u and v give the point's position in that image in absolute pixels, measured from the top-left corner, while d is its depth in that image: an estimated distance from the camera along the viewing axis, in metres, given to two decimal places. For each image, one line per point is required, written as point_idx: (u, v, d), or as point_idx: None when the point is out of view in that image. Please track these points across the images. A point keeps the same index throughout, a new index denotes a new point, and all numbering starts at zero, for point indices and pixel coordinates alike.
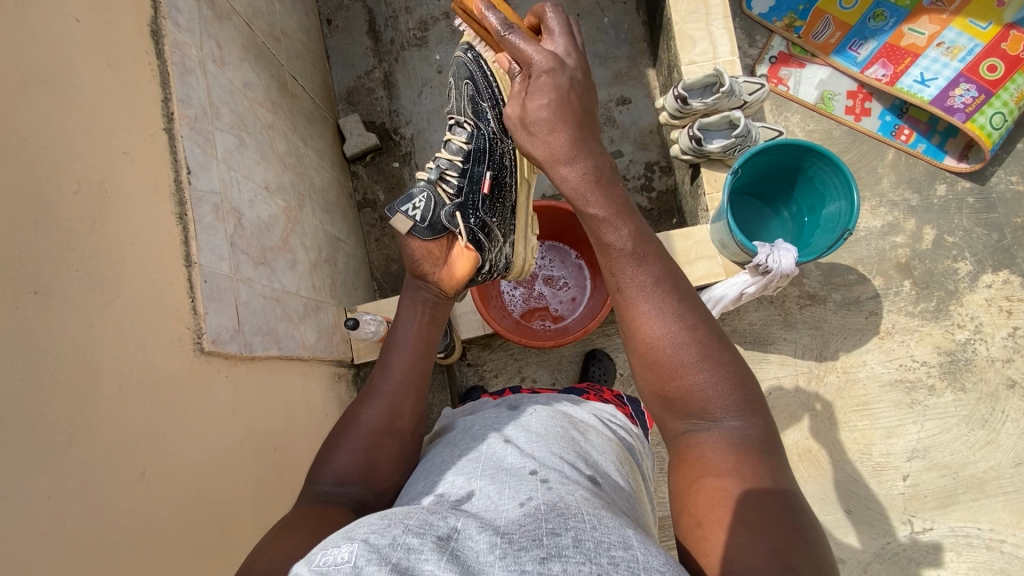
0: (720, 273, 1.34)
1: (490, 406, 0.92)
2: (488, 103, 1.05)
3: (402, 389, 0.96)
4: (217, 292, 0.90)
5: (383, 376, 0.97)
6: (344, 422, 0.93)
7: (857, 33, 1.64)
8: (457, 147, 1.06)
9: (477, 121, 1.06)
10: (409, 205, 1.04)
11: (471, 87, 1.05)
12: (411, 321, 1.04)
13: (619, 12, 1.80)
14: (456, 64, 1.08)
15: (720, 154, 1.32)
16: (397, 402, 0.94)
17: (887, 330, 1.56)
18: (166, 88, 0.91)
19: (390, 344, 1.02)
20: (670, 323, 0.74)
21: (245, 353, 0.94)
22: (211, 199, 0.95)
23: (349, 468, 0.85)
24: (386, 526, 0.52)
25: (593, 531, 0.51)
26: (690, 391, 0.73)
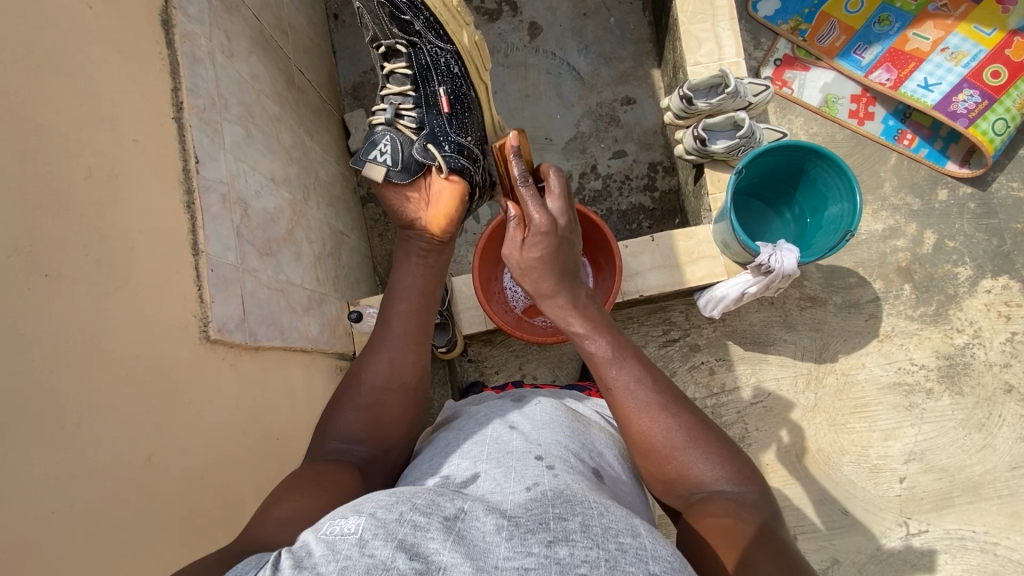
0: (722, 274, 1.35)
1: (494, 398, 0.92)
2: (410, 14, 1.07)
3: (403, 345, 0.95)
4: (223, 281, 0.90)
5: (383, 333, 0.97)
6: (347, 382, 0.93)
7: (862, 37, 1.65)
8: (402, 76, 1.12)
9: (409, 42, 1.09)
10: (377, 153, 1.08)
11: (389, 9, 1.06)
12: (408, 273, 1.03)
13: (625, 12, 1.81)
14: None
15: (724, 154, 1.33)
16: (398, 358, 0.94)
17: (886, 333, 1.57)
18: (175, 78, 0.91)
19: (387, 300, 1.01)
20: (659, 418, 0.76)
21: (250, 342, 0.95)
22: (219, 189, 0.95)
23: (355, 427, 0.86)
24: (393, 503, 0.52)
25: (601, 517, 0.52)
26: (688, 471, 0.75)
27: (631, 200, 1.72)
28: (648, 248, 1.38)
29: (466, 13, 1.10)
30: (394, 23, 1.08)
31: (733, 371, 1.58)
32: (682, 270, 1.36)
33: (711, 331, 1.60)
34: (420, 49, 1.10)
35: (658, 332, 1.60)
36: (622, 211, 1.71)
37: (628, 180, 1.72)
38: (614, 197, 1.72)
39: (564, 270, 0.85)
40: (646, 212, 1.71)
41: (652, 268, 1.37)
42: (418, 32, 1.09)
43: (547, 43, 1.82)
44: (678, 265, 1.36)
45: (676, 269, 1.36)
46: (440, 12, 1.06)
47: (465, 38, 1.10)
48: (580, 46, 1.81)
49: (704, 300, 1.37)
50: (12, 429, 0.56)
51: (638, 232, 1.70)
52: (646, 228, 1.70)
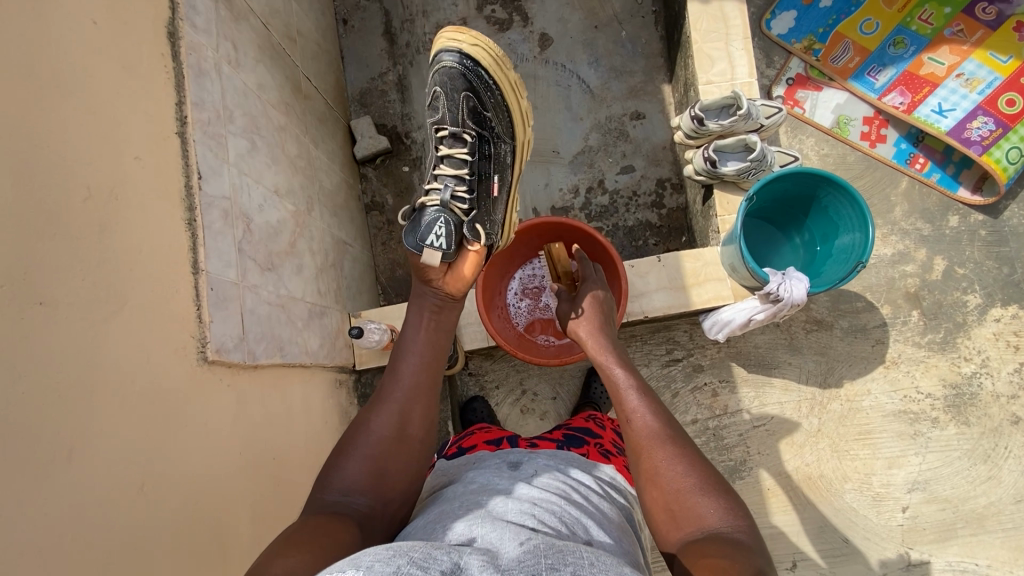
0: (728, 297, 1.33)
1: (491, 458, 0.90)
2: (493, 112, 1.05)
3: (410, 397, 0.95)
4: (222, 299, 0.89)
5: (392, 384, 0.96)
6: (353, 431, 0.91)
7: (876, 59, 1.63)
8: (461, 160, 1.07)
9: (477, 134, 1.07)
10: (429, 228, 1.03)
11: (471, 98, 1.03)
12: (418, 328, 1.03)
13: (637, 26, 1.79)
14: (437, 79, 1.04)
15: (734, 177, 1.32)
16: (405, 412, 0.93)
17: (893, 360, 1.55)
18: (180, 91, 0.90)
19: (399, 351, 1.01)
20: (668, 450, 0.84)
21: (248, 362, 0.93)
22: (221, 204, 0.94)
23: (358, 478, 0.84)
24: (390, 556, 0.51)
25: (591, 567, 0.51)
26: (687, 502, 0.78)
27: (638, 216, 1.70)
28: (654, 268, 1.36)
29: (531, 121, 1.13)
30: (473, 116, 1.05)
31: (736, 393, 1.56)
32: (688, 292, 1.34)
33: (715, 353, 1.58)
34: (486, 143, 1.08)
35: (661, 352, 1.58)
36: (628, 228, 1.70)
37: (635, 196, 1.71)
38: (620, 212, 1.70)
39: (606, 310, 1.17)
40: (652, 228, 1.69)
41: (658, 289, 1.36)
42: (489, 129, 1.07)
43: (557, 55, 1.80)
44: (684, 287, 1.34)
45: (682, 291, 1.35)
46: (515, 114, 1.08)
47: (527, 139, 1.12)
48: (590, 59, 1.79)
49: (710, 323, 1.35)
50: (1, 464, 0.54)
51: (643, 249, 1.68)
52: (652, 245, 1.68)
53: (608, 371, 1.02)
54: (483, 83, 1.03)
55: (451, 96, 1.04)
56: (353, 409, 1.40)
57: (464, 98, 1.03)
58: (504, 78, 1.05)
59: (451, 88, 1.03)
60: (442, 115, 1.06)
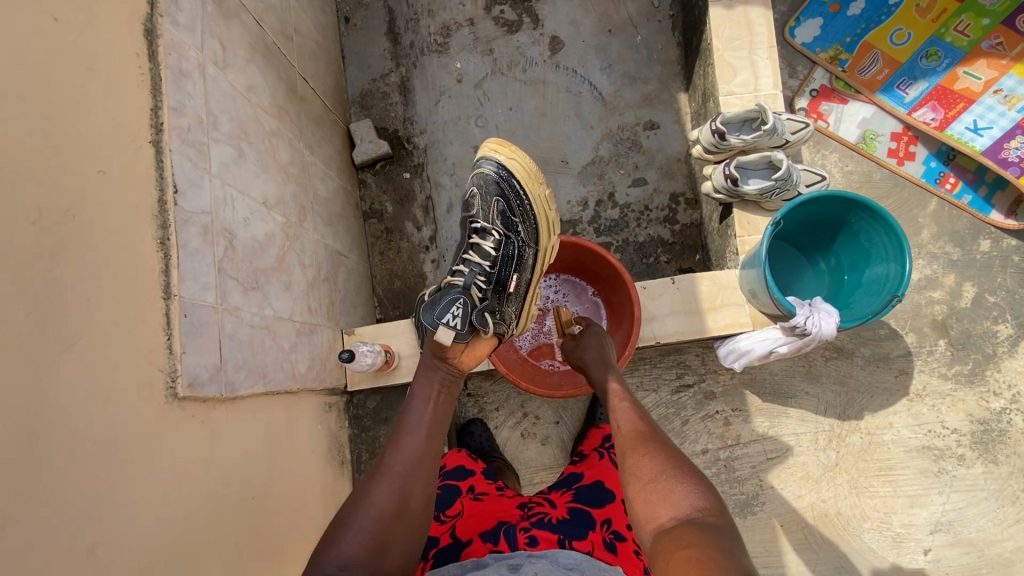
0: (746, 324, 1.24)
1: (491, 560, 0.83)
2: (520, 217, 1.09)
3: (414, 468, 0.89)
4: (198, 325, 0.81)
5: (394, 453, 0.90)
6: (351, 502, 0.85)
7: (907, 71, 1.55)
8: (485, 252, 1.09)
9: (505, 234, 1.09)
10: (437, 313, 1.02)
11: (501, 202, 1.09)
12: (425, 400, 0.97)
13: (653, 30, 1.70)
14: (475, 182, 1.12)
15: (756, 196, 1.23)
16: (409, 482, 0.87)
17: (917, 392, 1.46)
18: (156, 96, 0.82)
19: (404, 421, 0.95)
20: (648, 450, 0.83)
21: (225, 393, 0.85)
22: (199, 220, 0.86)
23: (355, 552, 0.78)
24: None
25: None
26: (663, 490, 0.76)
27: (650, 231, 1.61)
28: (668, 290, 1.27)
29: (557, 232, 1.16)
30: (502, 216, 1.09)
31: (750, 423, 1.47)
32: (703, 317, 1.26)
33: (729, 379, 1.49)
34: (513, 244, 1.09)
35: (671, 376, 1.49)
36: (639, 243, 1.61)
37: (647, 211, 1.62)
38: (631, 227, 1.62)
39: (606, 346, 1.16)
40: (664, 245, 1.60)
41: (671, 313, 1.27)
42: (518, 232, 1.10)
43: (568, 59, 1.72)
44: (700, 312, 1.26)
45: (696, 316, 1.26)
46: (542, 223, 1.11)
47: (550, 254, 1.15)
48: (603, 65, 1.70)
49: (726, 351, 1.26)
50: None
51: (655, 267, 1.60)
52: (664, 263, 1.60)
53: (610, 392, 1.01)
54: (515, 191, 1.10)
55: (484, 198, 1.10)
56: (343, 432, 1.32)
57: (496, 199, 1.09)
58: (534, 188, 1.12)
59: (487, 191, 1.10)
60: (475, 212, 1.11)
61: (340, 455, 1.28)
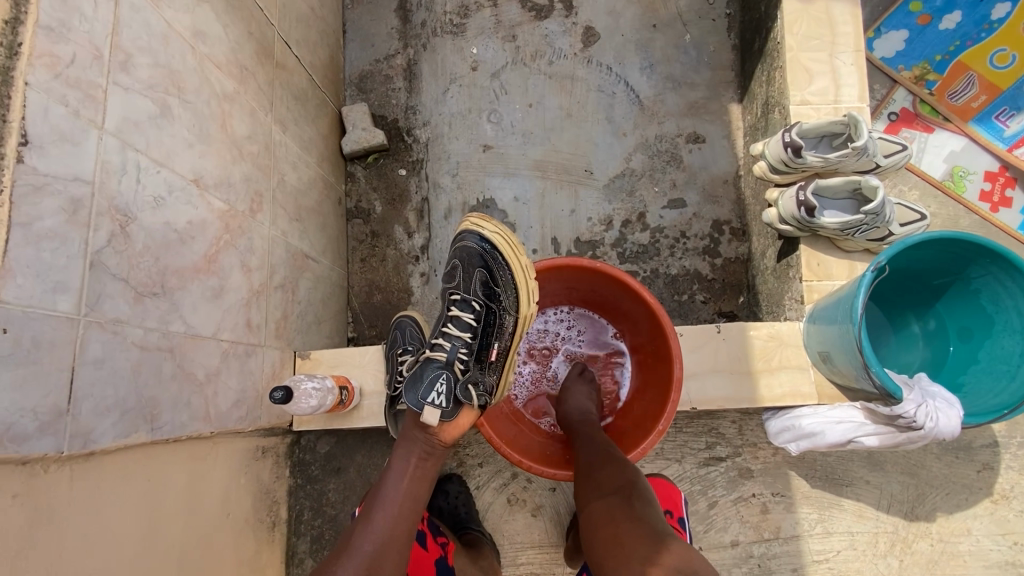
0: (810, 395, 0.96)
1: None
2: (505, 289, 0.85)
3: (381, 555, 0.71)
4: (32, 348, 0.54)
5: (356, 544, 0.71)
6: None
7: (1009, 100, 1.29)
8: (465, 324, 0.86)
9: (487, 305, 0.86)
10: (416, 389, 0.80)
11: (484, 272, 0.85)
12: (399, 479, 0.77)
13: (705, 29, 1.46)
14: (454, 250, 0.88)
15: (834, 232, 0.96)
16: (374, 574, 0.69)
17: (1004, 493, 1.16)
18: (21, 5, 0.56)
19: (373, 504, 0.75)
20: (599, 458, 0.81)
21: (70, 448, 0.58)
22: (68, 190, 0.59)
23: None
24: None
25: None
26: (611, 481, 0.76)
27: (684, 263, 1.34)
28: (711, 341, 0.99)
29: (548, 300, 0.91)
30: (484, 284, 0.85)
31: (794, 513, 1.17)
32: (754, 381, 0.98)
33: (770, 455, 1.20)
34: (496, 316, 0.86)
35: (699, 445, 1.21)
36: (670, 276, 1.33)
37: (683, 238, 1.35)
38: (661, 256, 1.34)
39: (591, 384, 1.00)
40: (700, 281, 1.33)
41: (712, 371, 0.99)
42: (502, 301, 0.85)
43: (603, 54, 1.47)
44: (750, 373, 0.98)
45: (746, 377, 0.98)
46: (529, 290, 0.86)
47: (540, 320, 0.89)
48: (643, 64, 1.45)
49: (781, 426, 0.98)
50: None
51: (687, 306, 1.32)
52: (699, 302, 1.32)
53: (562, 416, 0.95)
54: (496, 266, 0.85)
55: (463, 265, 0.86)
56: (279, 484, 1.03)
57: (479, 267, 0.85)
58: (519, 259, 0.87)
59: (466, 257, 0.86)
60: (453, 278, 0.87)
61: (271, 514, 1.00)
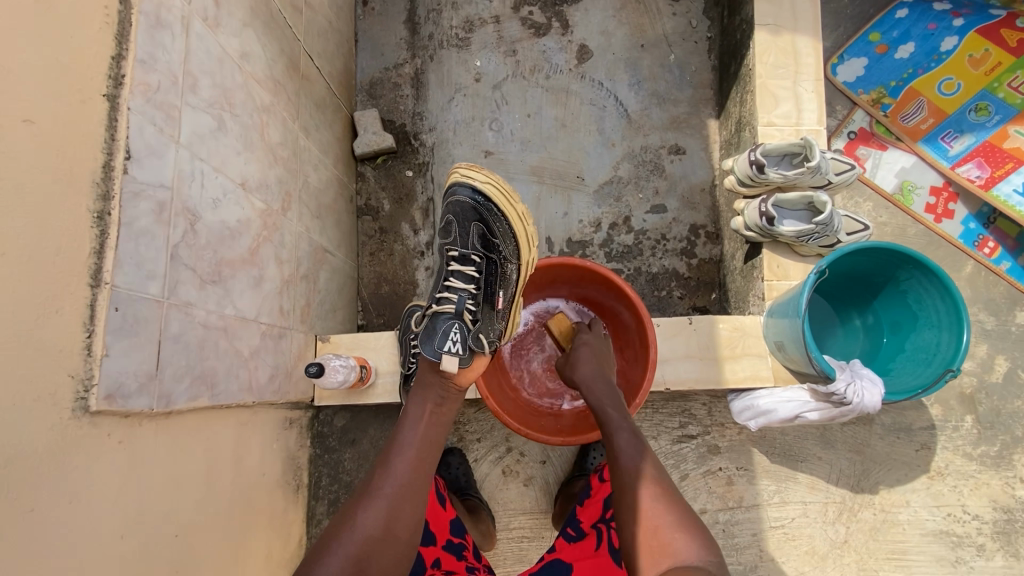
0: (768, 379, 1.11)
1: None
2: (502, 239, 0.94)
3: (403, 493, 0.83)
4: (134, 321, 0.67)
5: (381, 477, 0.84)
6: (337, 523, 0.80)
7: (953, 123, 1.45)
8: (467, 278, 0.97)
9: (486, 256, 0.96)
10: (433, 342, 0.95)
11: (480, 224, 0.94)
12: (416, 422, 0.90)
13: (688, 51, 1.60)
14: (447, 205, 0.96)
15: (791, 238, 1.12)
16: (398, 506, 0.81)
17: (939, 470, 1.32)
18: (122, 44, 0.69)
19: (394, 444, 0.88)
20: (644, 486, 0.81)
21: (158, 408, 0.70)
22: (156, 195, 0.72)
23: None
24: None
25: None
26: (663, 538, 0.74)
27: (664, 263, 1.49)
28: (684, 331, 1.15)
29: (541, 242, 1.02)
30: (481, 238, 0.94)
31: (755, 485, 1.33)
32: (720, 365, 1.13)
33: (736, 434, 1.35)
34: (496, 265, 0.97)
35: (674, 424, 1.36)
36: (652, 274, 1.48)
37: (664, 240, 1.50)
38: (644, 256, 1.49)
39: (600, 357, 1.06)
40: (678, 279, 1.48)
41: (684, 357, 1.14)
42: (500, 251, 0.95)
43: (595, 70, 1.61)
44: (716, 359, 1.13)
45: (713, 363, 1.13)
46: (523, 238, 0.96)
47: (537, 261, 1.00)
48: (631, 80, 1.59)
49: (742, 406, 1.13)
50: None
51: (666, 302, 1.47)
52: (677, 298, 1.47)
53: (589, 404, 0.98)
54: (489, 219, 0.93)
55: (459, 220, 0.94)
56: (303, 452, 1.17)
57: (474, 221, 0.93)
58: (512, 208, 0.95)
59: (460, 212, 0.94)
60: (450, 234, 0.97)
61: (296, 478, 1.13)
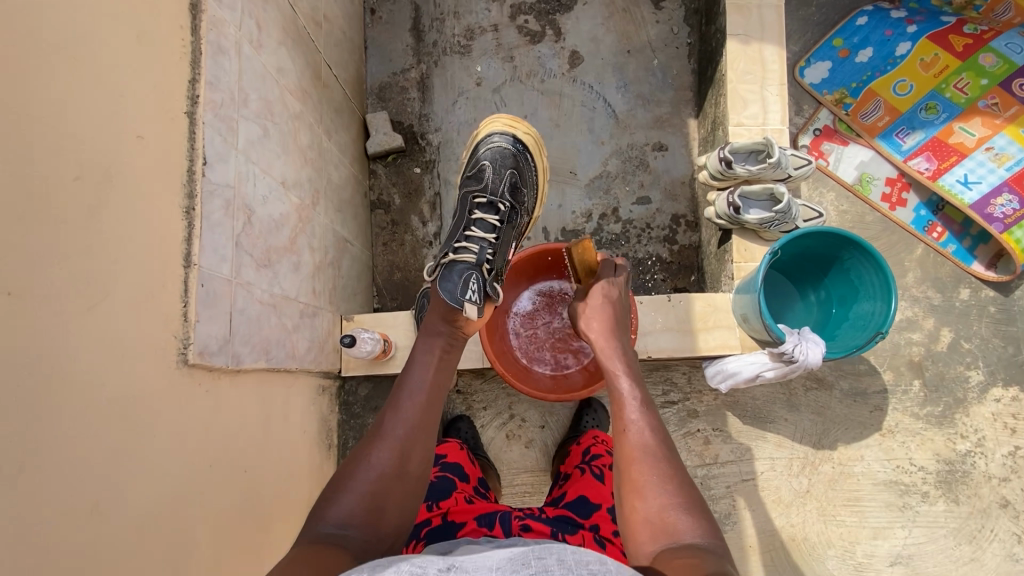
0: (735, 347, 1.29)
1: (474, 541, 0.86)
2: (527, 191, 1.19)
3: (413, 434, 0.89)
4: (213, 296, 0.83)
5: (392, 418, 0.89)
6: (350, 462, 0.85)
7: (906, 121, 1.62)
8: (489, 226, 1.14)
9: (509, 206, 1.16)
10: (459, 273, 1.06)
11: (513, 173, 1.17)
12: (425, 368, 0.97)
13: (670, 56, 1.76)
14: (485, 155, 1.18)
15: (755, 225, 1.29)
16: (409, 446, 0.88)
17: (889, 428, 1.51)
18: (195, 68, 0.84)
19: (403, 387, 0.94)
20: (655, 463, 0.82)
21: (231, 365, 0.87)
22: (224, 194, 0.87)
23: (355, 510, 0.79)
24: (391, 561, 0.61)
25: (573, 553, 0.61)
26: (666, 515, 0.77)
27: (649, 249, 1.66)
28: (664, 307, 1.32)
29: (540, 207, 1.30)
30: (510, 188, 1.15)
31: (728, 443, 1.51)
32: (695, 336, 1.30)
33: (712, 400, 1.53)
34: (515, 216, 1.18)
35: (657, 392, 1.54)
36: (637, 259, 1.65)
37: (648, 229, 1.67)
38: (631, 243, 1.66)
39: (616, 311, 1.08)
40: (661, 264, 1.65)
41: (664, 329, 1.31)
42: (521, 203, 1.18)
43: (585, 75, 1.76)
44: (691, 331, 1.30)
45: (688, 334, 1.30)
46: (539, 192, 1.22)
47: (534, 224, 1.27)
48: (618, 83, 1.75)
49: (714, 371, 1.31)
50: None
51: (651, 284, 1.64)
52: (660, 281, 1.64)
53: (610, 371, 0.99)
54: (518, 175, 1.17)
55: (496, 168, 1.16)
56: (332, 416, 1.33)
57: (509, 171, 1.16)
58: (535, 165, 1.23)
59: (499, 161, 1.17)
60: (482, 183, 1.15)
61: (328, 439, 1.30)
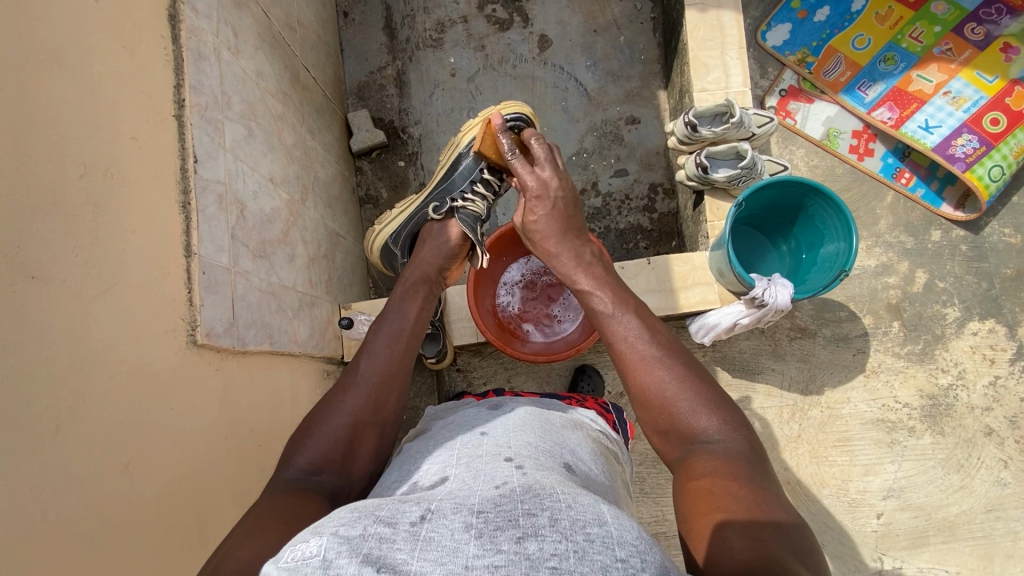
0: (715, 301, 1.35)
1: (471, 405, 0.94)
2: None
3: (388, 380, 0.91)
4: (214, 283, 0.89)
5: (368, 364, 0.91)
6: (324, 406, 0.88)
7: (867, 74, 1.67)
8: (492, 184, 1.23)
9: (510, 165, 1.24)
10: (470, 224, 1.18)
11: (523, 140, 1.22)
12: (405, 317, 1.00)
13: (635, 32, 1.81)
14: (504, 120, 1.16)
15: (724, 183, 1.35)
16: (383, 392, 0.90)
17: (873, 369, 1.57)
18: (178, 74, 0.90)
19: (378, 330, 0.97)
20: (655, 371, 0.86)
21: (237, 347, 0.93)
22: (215, 190, 0.94)
23: (326, 456, 0.82)
24: (356, 519, 0.54)
25: (568, 510, 0.55)
26: (679, 420, 0.82)
27: (630, 219, 1.72)
28: (644, 270, 1.37)
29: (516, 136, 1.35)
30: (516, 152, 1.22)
31: None
32: (676, 295, 1.36)
33: (701, 356, 1.59)
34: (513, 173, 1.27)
35: None
36: (620, 230, 1.72)
37: (627, 200, 1.73)
38: (612, 215, 1.72)
39: (573, 215, 1.10)
40: (643, 232, 1.71)
41: (646, 291, 1.37)
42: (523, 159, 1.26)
43: (556, 57, 1.82)
44: (672, 290, 1.36)
45: (670, 294, 1.36)
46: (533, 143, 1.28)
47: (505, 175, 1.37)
48: (588, 62, 1.81)
49: (697, 326, 1.37)
50: (7, 429, 0.56)
51: (634, 252, 1.71)
52: (643, 248, 1.71)
53: (584, 290, 1.02)
54: None
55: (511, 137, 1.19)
56: None
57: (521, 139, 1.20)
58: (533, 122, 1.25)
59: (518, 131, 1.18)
60: None
61: None
